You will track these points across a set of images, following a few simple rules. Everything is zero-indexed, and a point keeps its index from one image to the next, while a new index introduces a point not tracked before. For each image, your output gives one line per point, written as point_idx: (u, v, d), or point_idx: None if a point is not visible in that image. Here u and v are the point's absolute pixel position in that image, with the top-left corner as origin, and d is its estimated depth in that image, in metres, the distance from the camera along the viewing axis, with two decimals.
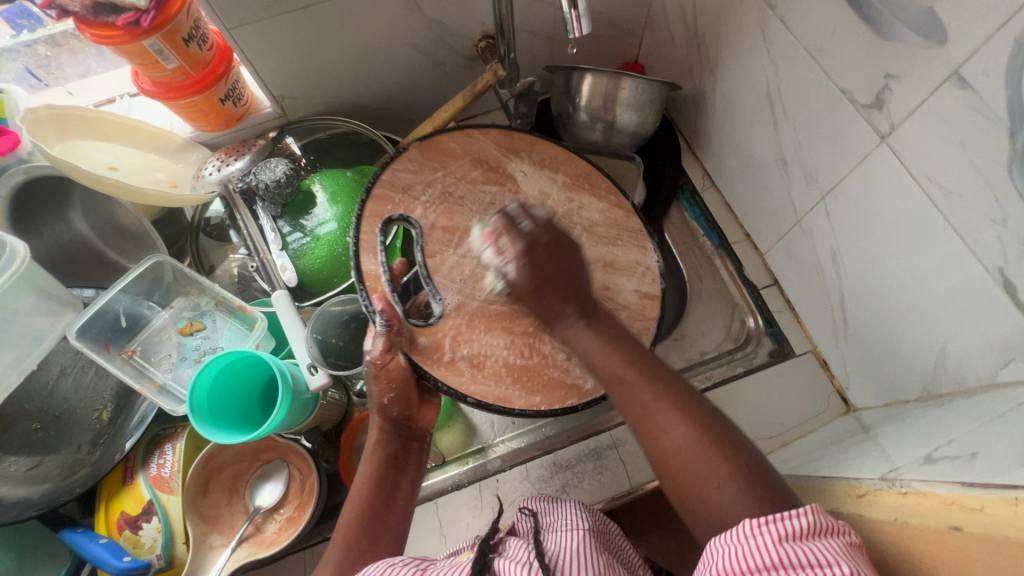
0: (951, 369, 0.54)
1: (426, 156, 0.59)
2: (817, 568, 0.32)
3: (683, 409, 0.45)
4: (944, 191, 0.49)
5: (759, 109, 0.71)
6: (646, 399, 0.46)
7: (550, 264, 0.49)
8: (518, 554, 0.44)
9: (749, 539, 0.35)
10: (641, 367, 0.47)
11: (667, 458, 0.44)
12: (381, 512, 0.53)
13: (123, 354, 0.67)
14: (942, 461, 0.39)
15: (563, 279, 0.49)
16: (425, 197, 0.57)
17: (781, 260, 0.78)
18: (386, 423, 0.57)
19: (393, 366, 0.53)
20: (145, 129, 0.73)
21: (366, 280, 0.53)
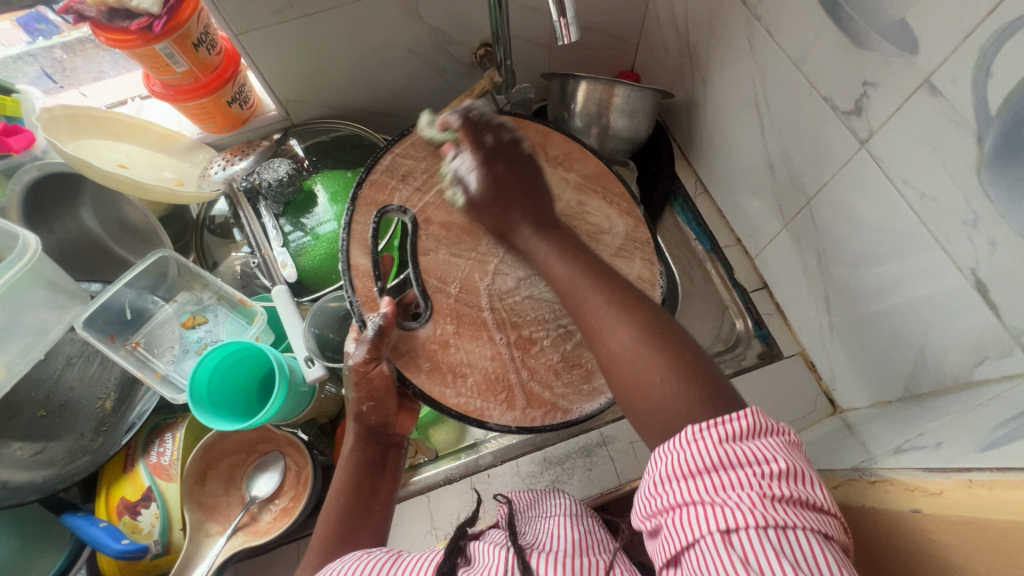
0: (931, 369, 0.56)
1: (433, 142, 0.63)
2: (755, 465, 0.34)
3: (638, 318, 0.46)
4: (920, 194, 0.51)
5: (747, 116, 0.73)
6: (596, 302, 0.48)
7: (509, 181, 0.57)
8: (496, 538, 0.47)
9: (690, 445, 0.35)
10: (594, 277, 0.50)
11: (615, 361, 0.45)
12: (359, 519, 0.54)
13: (127, 345, 0.69)
14: (910, 451, 0.40)
15: (523, 189, 0.57)
16: (420, 184, 0.61)
17: (770, 264, 0.80)
18: (363, 429, 0.57)
19: (375, 375, 0.53)
20: (155, 129, 0.76)
21: (355, 272, 0.56)
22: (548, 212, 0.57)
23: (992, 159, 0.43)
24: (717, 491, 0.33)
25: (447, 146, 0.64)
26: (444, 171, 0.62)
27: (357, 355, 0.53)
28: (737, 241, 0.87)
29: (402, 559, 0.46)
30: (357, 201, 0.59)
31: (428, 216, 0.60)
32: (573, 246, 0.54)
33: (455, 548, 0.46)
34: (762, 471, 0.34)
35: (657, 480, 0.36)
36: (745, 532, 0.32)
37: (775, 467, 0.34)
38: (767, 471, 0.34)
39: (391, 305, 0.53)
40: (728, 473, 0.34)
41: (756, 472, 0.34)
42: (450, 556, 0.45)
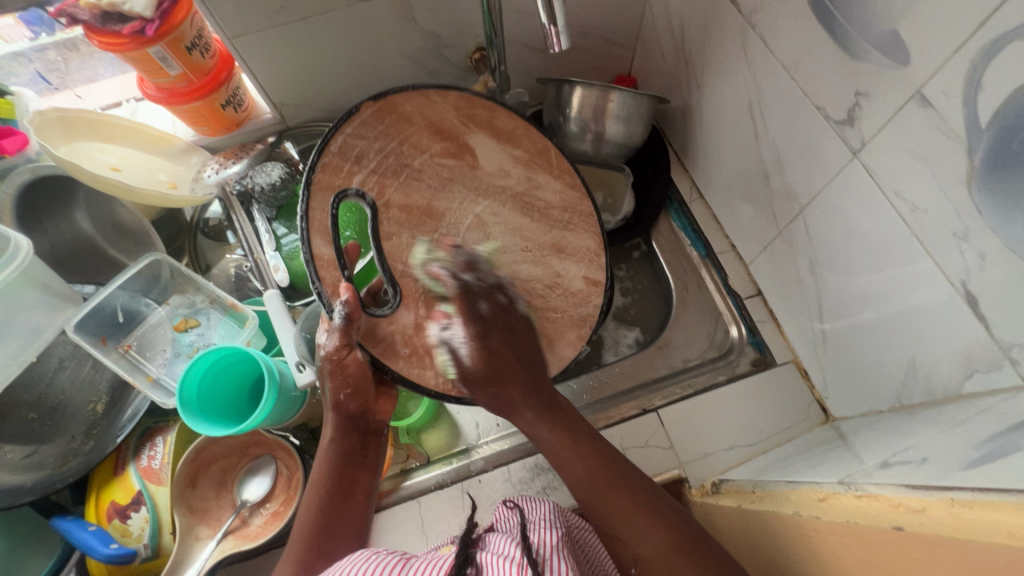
0: (922, 380, 0.55)
1: (382, 120, 0.55)
2: None
3: (628, 503, 0.53)
4: (911, 205, 0.51)
5: (742, 123, 0.73)
6: (619, 502, 0.53)
7: (508, 369, 0.53)
8: (501, 547, 0.45)
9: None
10: (600, 477, 0.53)
11: (648, 564, 0.51)
12: (341, 507, 0.56)
13: (119, 348, 0.69)
14: (895, 466, 0.40)
15: (527, 375, 0.54)
16: (374, 167, 0.54)
17: (765, 270, 0.80)
18: (341, 420, 0.59)
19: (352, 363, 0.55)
20: (150, 132, 0.76)
21: (319, 263, 0.50)
22: (555, 399, 0.56)
23: (981, 172, 0.43)
24: None
25: (397, 123, 0.56)
26: (395, 153, 0.55)
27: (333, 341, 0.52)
28: (732, 247, 0.86)
29: (402, 575, 0.44)
30: (310, 187, 0.50)
31: (388, 199, 0.55)
32: (555, 411, 0.55)
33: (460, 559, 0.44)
34: None
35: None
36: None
37: None
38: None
39: (354, 293, 0.50)
40: None
41: None
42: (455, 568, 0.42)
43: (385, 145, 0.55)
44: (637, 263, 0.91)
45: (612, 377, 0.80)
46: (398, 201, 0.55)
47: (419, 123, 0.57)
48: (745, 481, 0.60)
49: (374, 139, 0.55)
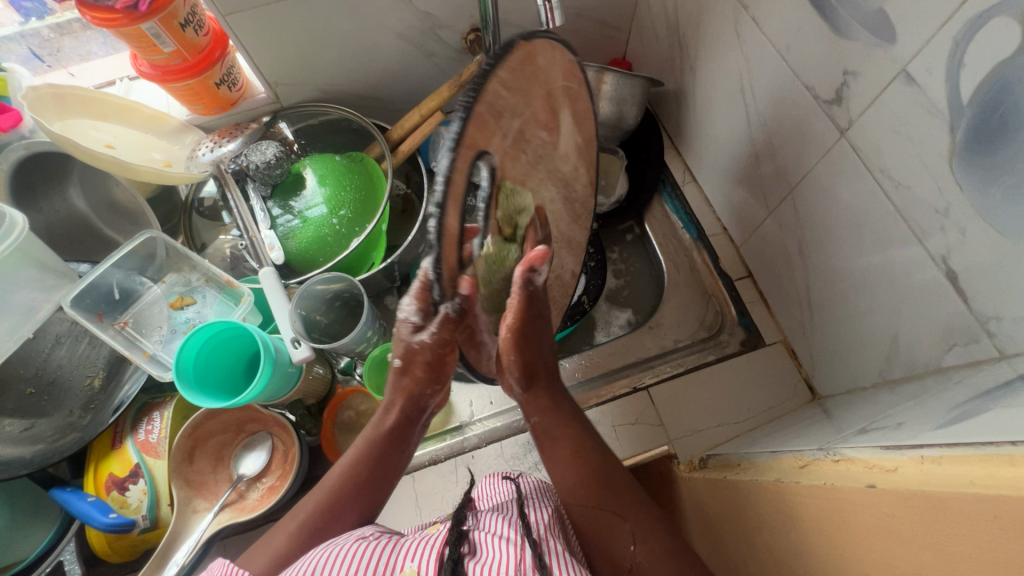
0: (903, 356, 0.57)
1: (522, 71, 0.41)
2: None
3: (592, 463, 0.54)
4: (896, 182, 0.52)
5: (734, 105, 0.73)
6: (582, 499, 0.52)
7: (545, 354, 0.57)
8: (494, 526, 0.47)
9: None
10: (565, 445, 0.55)
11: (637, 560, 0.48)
12: (365, 491, 0.53)
13: (115, 325, 0.69)
14: (873, 432, 0.41)
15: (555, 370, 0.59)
16: (507, 133, 0.41)
17: (755, 252, 0.81)
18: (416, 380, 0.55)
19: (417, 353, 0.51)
20: (143, 111, 0.76)
21: (444, 242, 0.36)
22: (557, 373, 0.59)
23: (962, 147, 0.44)
24: None
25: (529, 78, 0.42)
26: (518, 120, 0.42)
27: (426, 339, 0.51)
28: (724, 229, 0.87)
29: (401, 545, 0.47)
30: (459, 140, 0.35)
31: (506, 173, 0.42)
32: (544, 375, 0.57)
33: (456, 535, 0.45)
34: None
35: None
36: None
37: None
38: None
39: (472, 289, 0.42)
40: None
41: None
42: (453, 543, 0.44)
43: (519, 106, 0.42)
44: (630, 246, 0.93)
45: (603, 357, 0.82)
46: (513, 179, 0.43)
47: (541, 95, 0.45)
48: (732, 454, 0.62)
49: (514, 97, 0.41)
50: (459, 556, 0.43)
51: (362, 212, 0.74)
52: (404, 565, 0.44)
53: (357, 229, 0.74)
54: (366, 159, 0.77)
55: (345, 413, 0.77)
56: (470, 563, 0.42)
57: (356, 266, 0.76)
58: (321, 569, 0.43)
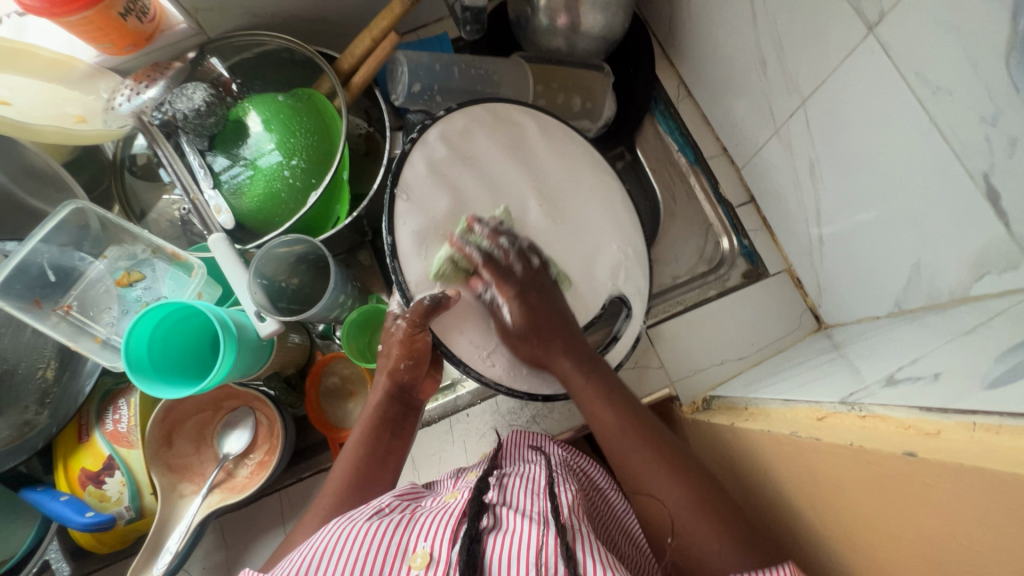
0: (924, 283, 0.52)
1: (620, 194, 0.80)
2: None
3: (665, 450, 0.54)
4: (933, 88, 0.44)
5: (738, 3, 0.63)
6: (653, 479, 0.53)
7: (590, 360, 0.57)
8: (517, 501, 0.46)
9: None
10: (630, 432, 0.54)
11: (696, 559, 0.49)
12: (375, 469, 0.56)
13: (58, 310, 0.62)
14: (903, 384, 0.37)
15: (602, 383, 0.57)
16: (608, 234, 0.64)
17: (759, 175, 0.73)
18: (392, 386, 0.59)
19: (417, 342, 0.56)
20: (41, 54, 0.64)
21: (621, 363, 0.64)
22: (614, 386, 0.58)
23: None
24: None
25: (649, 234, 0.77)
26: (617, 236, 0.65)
27: (425, 298, 0.53)
28: (723, 150, 0.79)
29: (415, 520, 0.45)
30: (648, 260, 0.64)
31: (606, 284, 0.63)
32: (593, 363, 0.58)
33: (475, 507, 0.44)
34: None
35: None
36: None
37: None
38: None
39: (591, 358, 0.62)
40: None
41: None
42: (470, 516, 0.43)
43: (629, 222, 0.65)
44: (622, 174, 0.83)
45: None
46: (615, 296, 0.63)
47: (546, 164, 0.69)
48: (738, 398, 0.60)
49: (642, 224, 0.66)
50: (477, 529, 0.42)
51: (317, 161, 0.65)
52: (417, 547, 0.42)
53: (314, 181, 0.65)
54: (314, 94, 0.67)
55: (330, 379, 0.72)
56: (491, 536, 0.41)
57: (319, 222, 0.67)
58: (339, 552, 0.41)
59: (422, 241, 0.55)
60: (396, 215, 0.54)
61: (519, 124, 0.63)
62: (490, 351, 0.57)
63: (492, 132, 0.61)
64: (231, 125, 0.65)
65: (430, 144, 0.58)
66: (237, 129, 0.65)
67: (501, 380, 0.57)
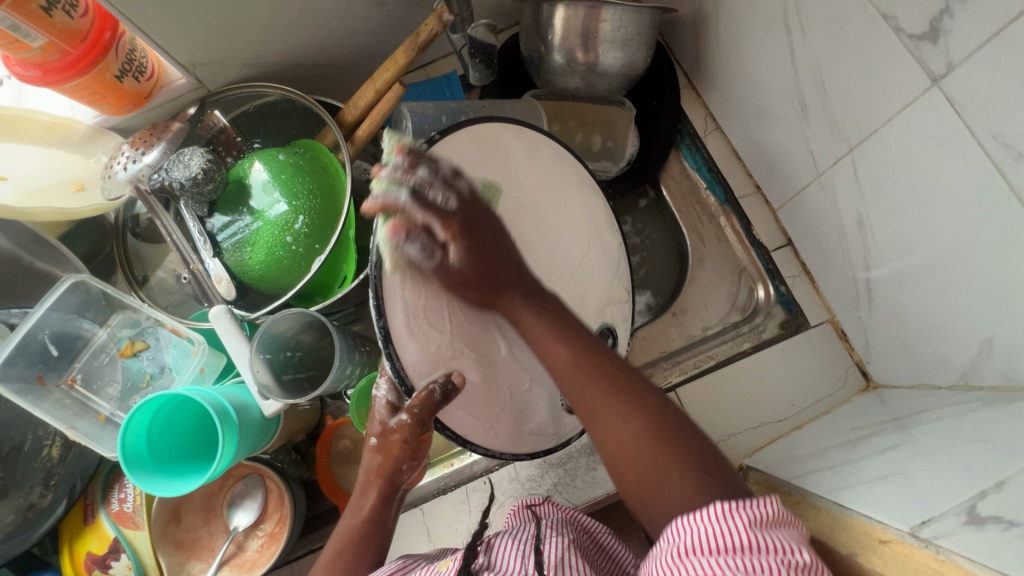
0: (998, 363, 0.46)
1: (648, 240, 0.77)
2: (739, 554, 0.32)
3: (689, 452, 0.41)
4: (1013, 153, 0.38)
5: (774, 39, 0.57)
6: (671, 472, 0.40)
7: (488, 244, 0.47)
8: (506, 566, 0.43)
9: (719, 521, 0.33)
10: (653, 438, 0.42)
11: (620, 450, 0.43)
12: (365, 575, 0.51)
13: (63, 385, 0.61)
14: (989, 526, 0.31)
15: (495, 280, 0.47)
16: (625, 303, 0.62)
17: (797, 218, 0.67)
18: (384, 484, 0.54)
19: (424, 440, 0.52)
20: (38, 118, 0.62)
21: None
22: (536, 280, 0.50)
23: None
24: (736, 572, 0.31)
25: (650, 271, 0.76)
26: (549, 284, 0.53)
27: (433, 387, 0.45)
28: (756, 188, 0.73)
29: None
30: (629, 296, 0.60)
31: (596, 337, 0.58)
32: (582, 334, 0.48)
33: None
34: (745, 564, 0.31)
35: (676, 550, 0.34)
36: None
37: (743, 556, 0.32)
38: (792, 561, 0.32)
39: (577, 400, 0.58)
40: (748, 557, 0.32)
41: (736, 565, 0.31)
42: None
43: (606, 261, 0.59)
44: (645, 214, 0.78)
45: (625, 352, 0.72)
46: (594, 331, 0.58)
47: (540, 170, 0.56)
48: (780, 478, 0.54)
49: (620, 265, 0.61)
50: None
51: (322, 224, 0.62)
52: None
53: (317, 245, 0.62)
54: (318, 149, 0.64)
55: (341, 442, 0.69)
56: None
57: (326, 284, 0.64)
58: None
59: (416, 314, 0.44)
60: (383, 291, 0.42)
61: (507, 150, 0.53)
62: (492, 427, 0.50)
63: (479, 162, 0.50)
64: (234, 187, 0.62)
65: (417, 184, 0.43)
66: (238, 194, 0.62)
67: (505, 450, 0.52)
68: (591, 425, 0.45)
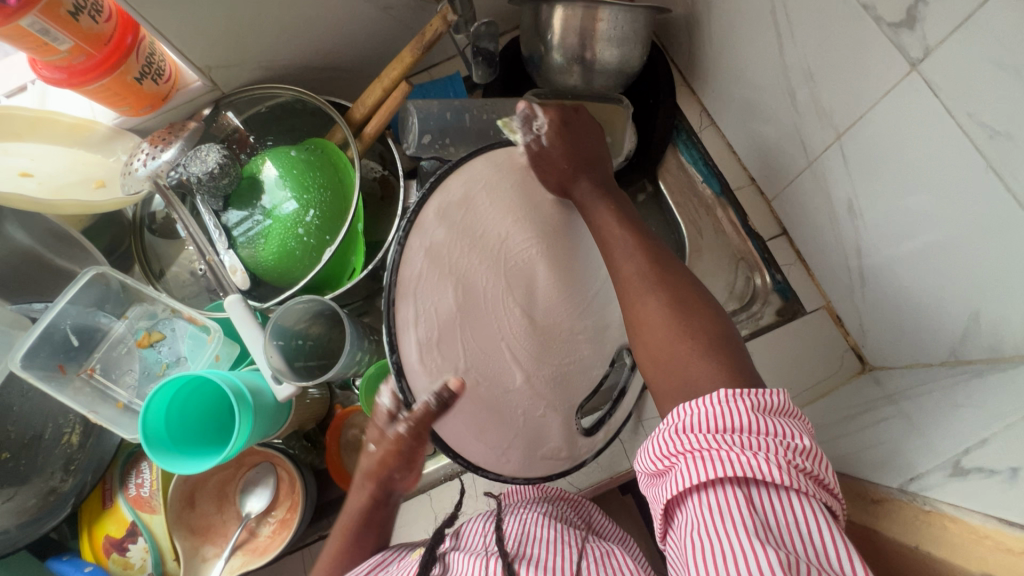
0: (985, 335, 0.48)
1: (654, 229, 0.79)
2: (740, 434, 0.35)
3: (727, 356, 0.42)
4: (987, 129, 0.41)
5: (762, 34, 0.60)
6: (683, 350, 0.43)
7: (578, 136, 0.60)
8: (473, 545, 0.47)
9: (723, 403, 0.36)
10: (678, 316, 0.45)
11: (646, 327, 0.46)
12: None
13: (82, 374, 0.63)
14: (972, 476, 0.33)
15: (584, 154, 0.59)
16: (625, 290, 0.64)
17: (790, 207, 0.70)
18: (376, 487, 0.50)
19: (415, 449, 0.47)
20: (61, 119, 0.65)
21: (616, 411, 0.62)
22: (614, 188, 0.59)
23: None
24: (734, 451, 0.34)
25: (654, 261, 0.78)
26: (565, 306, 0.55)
27: (428, 403, 0.44)
28: (750, 180, 0.76)
29: None
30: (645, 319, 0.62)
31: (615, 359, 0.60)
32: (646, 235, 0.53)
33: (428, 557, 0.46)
34: (744, 442, 0.34)
35: (677, 427, 0.37)
36: (766, 496, 0.33)
37: (744, 433, 0.35)
38: (792, 444, 0.35)
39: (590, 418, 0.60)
40: (750, 437, 0.35)
41: (737, 444, 0.34)
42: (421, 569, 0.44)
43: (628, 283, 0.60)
44: (644, 208, 0.80)
45: None
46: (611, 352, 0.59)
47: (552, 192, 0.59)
48: None
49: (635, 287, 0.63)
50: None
51: (332, 216, 0.64)
52: None
53: (328, 237, 0.64)
54: (328, 146, 0.66)
55: (349, 432, 0.70)
56: None
57: (336, 276, 0.66)
58: None
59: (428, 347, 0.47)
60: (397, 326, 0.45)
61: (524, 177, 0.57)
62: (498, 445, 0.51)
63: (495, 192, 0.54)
64: (248, 183, 0.65)
65: (427, 227, 0.48)
66: (251, 189, 0.65)
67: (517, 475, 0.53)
68: (625, 303, 0.49)
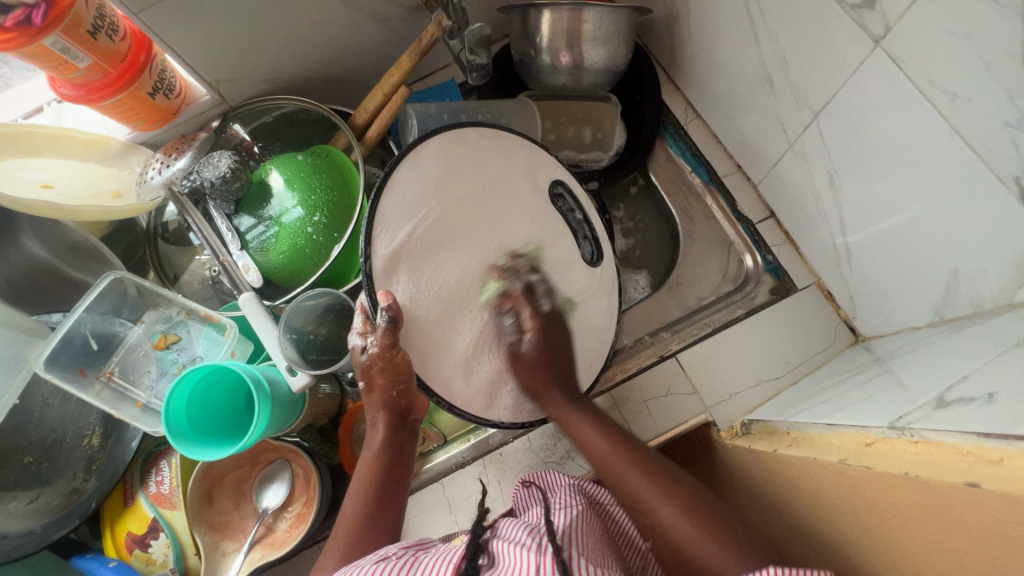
0: (965, 292, 0.50)
1: (646, 224, 0.85)
2: None
3: (726, 535, 0.45)
4: (948, 94, 0.44)
5: (737, 26, 0.64)
6: (705, 545, 0.44)
7: (537, 376, 0.55)
8: (517, 535, 0.44)
9: (756, 570, 0.37)
10: (696, 514, 0.46)
11: (670, 535, 0.47)
12: (386, 505, 0.53)
13: (101, 377, 0.65)
14: (955, 406, 0.35)
15: (554, 367, 0.55)
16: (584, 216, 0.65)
17: (776, 190, 0.73)
18: (389, 416, 0.55)
19: (398, 361, 0.50)
20: (77, 136, 0.69)
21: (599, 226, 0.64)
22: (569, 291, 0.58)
23: None
24: None
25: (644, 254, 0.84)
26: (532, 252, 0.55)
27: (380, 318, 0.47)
28: (737, 167, 0.79)
29: (416, 564, 0.43)
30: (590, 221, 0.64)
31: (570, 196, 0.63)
32: (588, 404, 0.57)
33: (472, 546, 0.43)
34: None
35: None
36: None
37: None
38: None
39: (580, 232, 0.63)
40: None
41: None
42: (468, 555, 0.41)
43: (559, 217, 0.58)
44: (636, 200, 0.85)
45: (623, 326, 0.77)
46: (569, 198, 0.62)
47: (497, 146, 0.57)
48: (779, 423, 0.57)
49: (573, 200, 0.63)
50: (474, 567, 0.40)
51: (338, 216, 0.67)
52: None
53: (336, 235, 0.67)
54: (332, 151, 0.70)
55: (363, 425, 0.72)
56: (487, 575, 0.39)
57: (344, 273, 0.69)
58: None
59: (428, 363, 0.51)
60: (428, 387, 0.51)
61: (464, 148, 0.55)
62: (489, 381, 0.54)
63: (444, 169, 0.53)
64: (258, 187, 0.68)
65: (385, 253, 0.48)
66: (261, 193, 0.67)
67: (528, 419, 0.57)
68: (634, 505, 0.50)
